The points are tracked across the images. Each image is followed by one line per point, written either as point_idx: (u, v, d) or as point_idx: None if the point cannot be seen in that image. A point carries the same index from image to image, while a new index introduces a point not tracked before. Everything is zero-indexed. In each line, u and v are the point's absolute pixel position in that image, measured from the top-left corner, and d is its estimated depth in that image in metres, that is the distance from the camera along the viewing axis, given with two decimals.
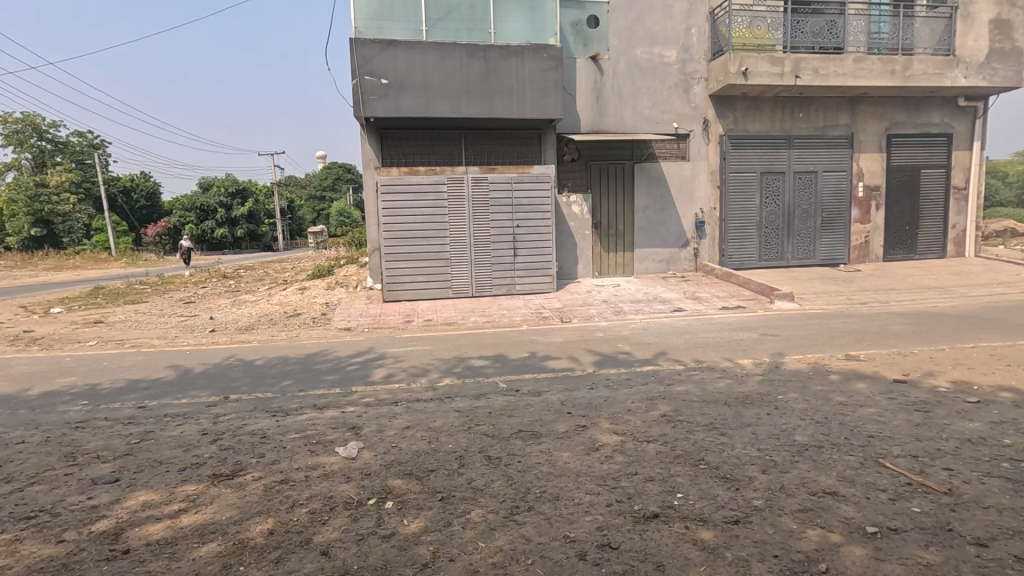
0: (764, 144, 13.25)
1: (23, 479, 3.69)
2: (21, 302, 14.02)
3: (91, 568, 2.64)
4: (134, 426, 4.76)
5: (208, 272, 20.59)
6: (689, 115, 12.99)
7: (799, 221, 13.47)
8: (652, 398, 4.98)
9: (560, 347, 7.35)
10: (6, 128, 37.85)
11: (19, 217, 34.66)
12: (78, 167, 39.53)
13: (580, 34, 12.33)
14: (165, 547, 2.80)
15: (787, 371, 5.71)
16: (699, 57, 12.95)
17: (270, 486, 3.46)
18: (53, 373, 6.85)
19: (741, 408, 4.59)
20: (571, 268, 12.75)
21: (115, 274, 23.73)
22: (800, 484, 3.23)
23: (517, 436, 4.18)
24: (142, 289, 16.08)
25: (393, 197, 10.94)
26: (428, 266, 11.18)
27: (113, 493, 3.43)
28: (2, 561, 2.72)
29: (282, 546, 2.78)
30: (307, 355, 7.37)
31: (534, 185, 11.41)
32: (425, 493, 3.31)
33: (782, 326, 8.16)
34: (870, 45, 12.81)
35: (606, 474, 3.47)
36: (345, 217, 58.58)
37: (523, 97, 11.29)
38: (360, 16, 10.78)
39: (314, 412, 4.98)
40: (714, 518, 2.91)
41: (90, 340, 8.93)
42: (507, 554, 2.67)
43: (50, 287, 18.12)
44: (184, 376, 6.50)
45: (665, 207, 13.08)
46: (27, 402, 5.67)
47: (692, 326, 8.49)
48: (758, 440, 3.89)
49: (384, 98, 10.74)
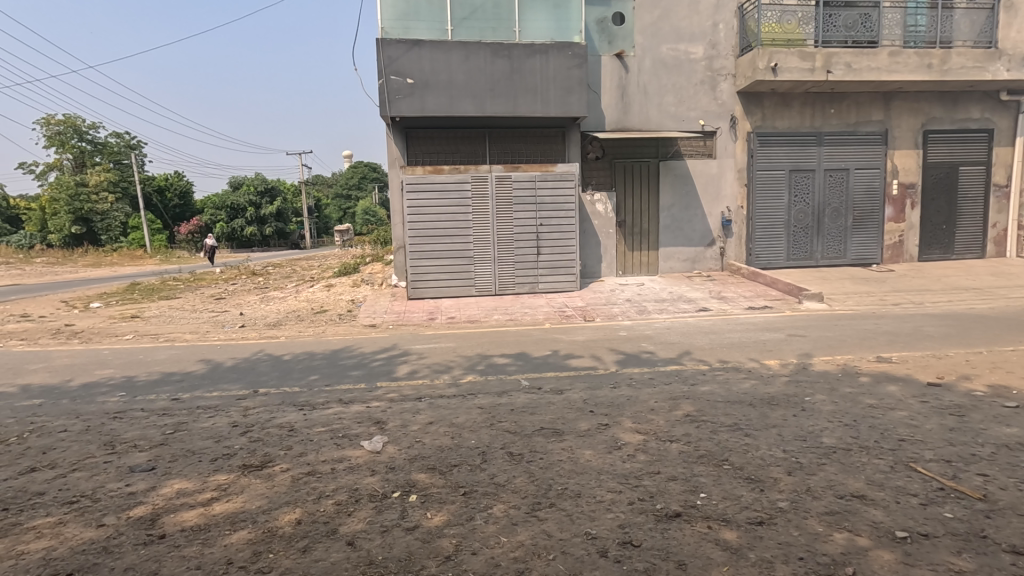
0: (794, 141, 12.98)
1: (65, 465, 3.86)
2: (62, 298, 14.55)
3: (129, 551, 2.75)
4: (168, 417, 4.93)
5: (238, 269, 21.25)
6: (716, 112, 12.81)
7: (829, 219, 13.15)
8: (675, 398, 4.95)
9: (582, 346, 7.33)
10: (50, 130, 39.36)
11: (60, 215, 35.98)
12: (115, 167, 40.83)
13: (605, 32, 12.25)
14: (199, 534, 2.90)
15: (815, 373, 5.60)
16: (727, 53, 12.75)
17: (298, 477, 3.55)
18: (92, 365, 7.12)
19: (767, 410, 4.53)
20: (594, 267, 12.71)
21: (149, 270, 24.58)
22: (827, 487, 3.18)
23: (538, 434, 4.19)
24: (174, 285, 16.55)
25: (417, 196, 11.06)
26: (452, 264, 11.26)
27: (149, 480, 3.56)
28: (47, 542, 2.85)
29: (309, 536, 2.85)
30: (333, 351, 7.53)
31: (557, 183, 11.39)
32: (448, 488, 3.35)
33: (811, 327, 8.00)
34: (906, 38, 12.45)
35: (628, 473, 3.47)
36: (371, 216, 59.82)
37: (548, 95, 11.28)
38: (386, 16, 10.91)
39: (340, 406, 5.09)
40: (737, 519, 2.88)
41: (127, 334, 9.23)
42: (528, 548, 2.70)
43: (89, 283, 18.86)
44: (215, 370, 6.70)
45: (691, 206, 12.93)
46: (68, 393, 5.91)
47: (717, 326, 8.39)
48: (784, 442, 3.84)
49: (409, 98, 10.86)
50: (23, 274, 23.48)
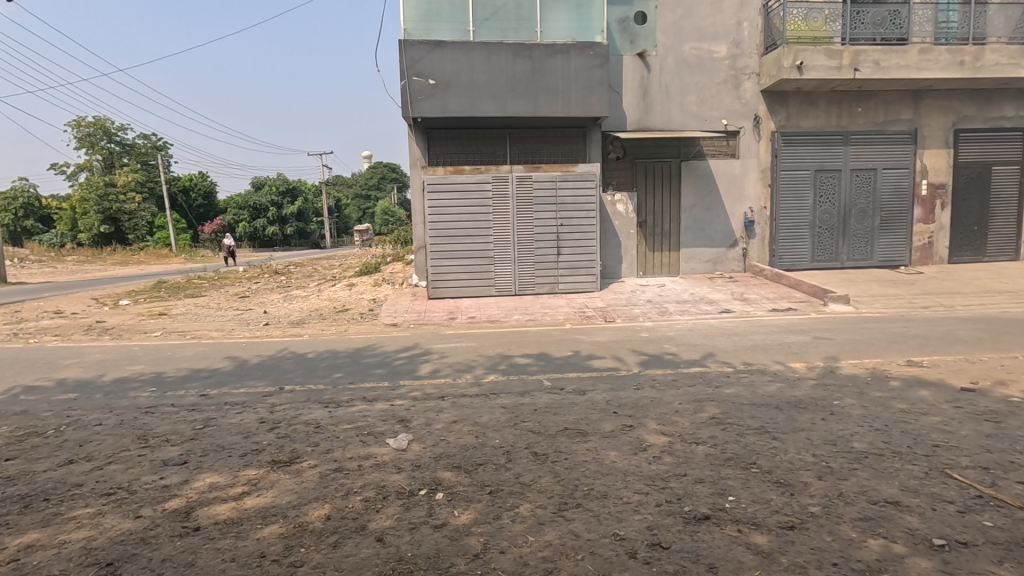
0: (819, 141, 12.76)
1: (101, 458, 3.96)
2: (92, 295, 14.94)
3: (166, 542, 2.82)
4: (198, 412, 5.04)
5: (262, 267, 21.63)
6: (740, 112, 12.66)
7: (855, 220, 12.89)
8: (700, 400, 4.90)
9: (604, 347, 7.31)
10: (80, 132, 40.43)
11: (90, 214, 36.94)
12: (143, 167, 41.79)
13: (627, 31, 12.19)
14: (232, 527, 2.96)
15: (843, 376, 5.50)
16: (751, 51, 12.59)
17: (326, 473, 3.61)
18: (123, 361, 7.31)
19: (794, 413, 4.47)
20: (615, 267, 12.66)
21: (175, 268, 25.12)
22: (860, 492, 3.12)
23: (562, 434, 4.19)
24: (200, 283, 16.89)
25: (439, 196, 11.13)
26: (472, 264, 11.31)
27: (182, 474, 3.64)
28: (88, 532, 2.94)
29: (339, 531, 2.90)
30: (355, 349, 7.61)
31: (578, 183, 11.36)
32: (474, 486, 3.37)
33: (838, 329, 7.86)
34: (937, 35, 12.15)
35: (655, 475, 3.45)
36: (390, 216, 60.39)
37: (569, 95, 11.25)
38: (409, 18, 11.00)
39: (364, 404, 5.15)
40: (767, 523, 2.85)
41: (155, 331, 9.45)
42: (557, 548, 2.70)
43: (118, 281, 19.35)
44: (241, 367, 6.82)
45: (713, 206, 12.79)
46: (101, 387, 6.08)
47: (741, 327, 8.29)
48: (813, 446, 3.78)
49: (431, 98, 10.94)
50: (55, 272, 24.15)
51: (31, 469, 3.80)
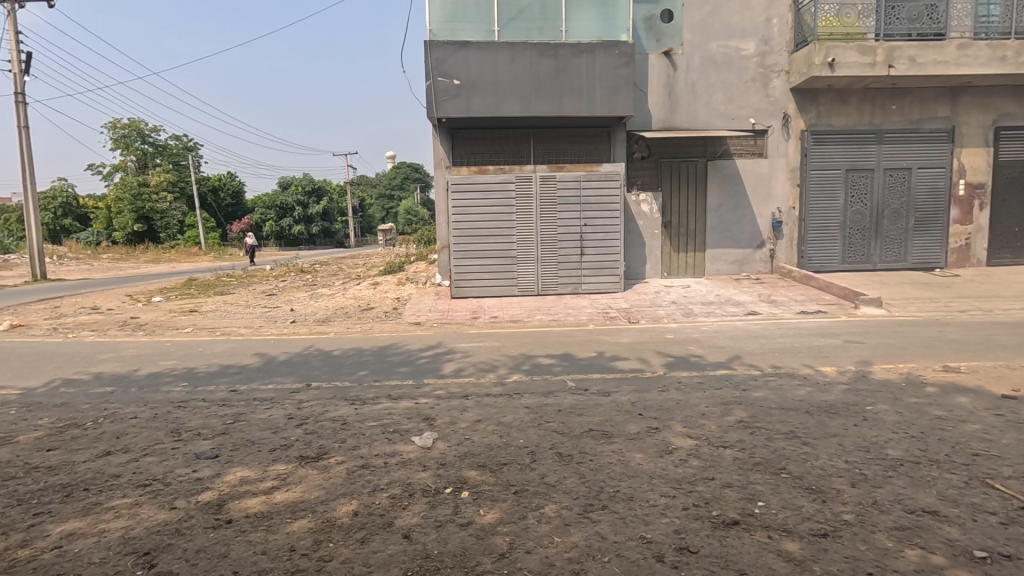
0: (851, 140, 12.45)
1: (137, 450, 4.08)
2: (127, 291, 15.39)
3: (201, 534, 2.90)
4: (228, 407, 5.16)
5: (288, 265, 21.99)
6: (768, 110, 12.44)
7: (888, 221, 12.54)
8: (727, 403, 4.83)
9: (628, 348, 7.25)
10: (116, 133, 41.61)
11: (124, 213, 38.03)
12: (174, 167, 42.91)
13: (653, 29, 12.08)
14: (263, 520, 3.02)
15: (876, 381, 5.36)
16: (780, 49, 12.35)
17: (353, 469, 3.65)
18: (157, 356, 7.52)
19: (825, 418, 4.37)
20: (639, 268, 12.56)
21: (204, 266, 25.71)
22: (896, 500, 3.04)
23: (587, 435, 4.17)
24: (228, 281, 17.28)
25: (462, 196, 11.18)
26: (495, 264, 11.33)
27: (214, 467, 3.73)
28: (126, 521, 3.03)
29: (367, 527, 2.93)
30: (380, 348, 7.69)
31: (603, 183, 11.29)
32: (499, 486, 3.38)
33: (870, 333, 7.67)
34: (977, 29, 11.74)
35: (681, 478, 3.41)
36: (413, 216, 60.96)
37: (594, 95, 11.19)
38: (435, 19, 11.08)
39: (389, 401, 5.20)
40: (799, 530, 2.79)
41: (186, 327, 9.69)
42: (583, 550, 2.69)
43: (150, 278, 19.88)
44: (269, 364, 6.96)
45: (739, 207, 12.60)
46: (135, 381, 6.26)
47: (768, 330, 8.13)
48: (845, 452, 3.69)
49: (456, 99, 11.00)
50: (91, 269, 24.96)
51: (71, 459, 3.93)
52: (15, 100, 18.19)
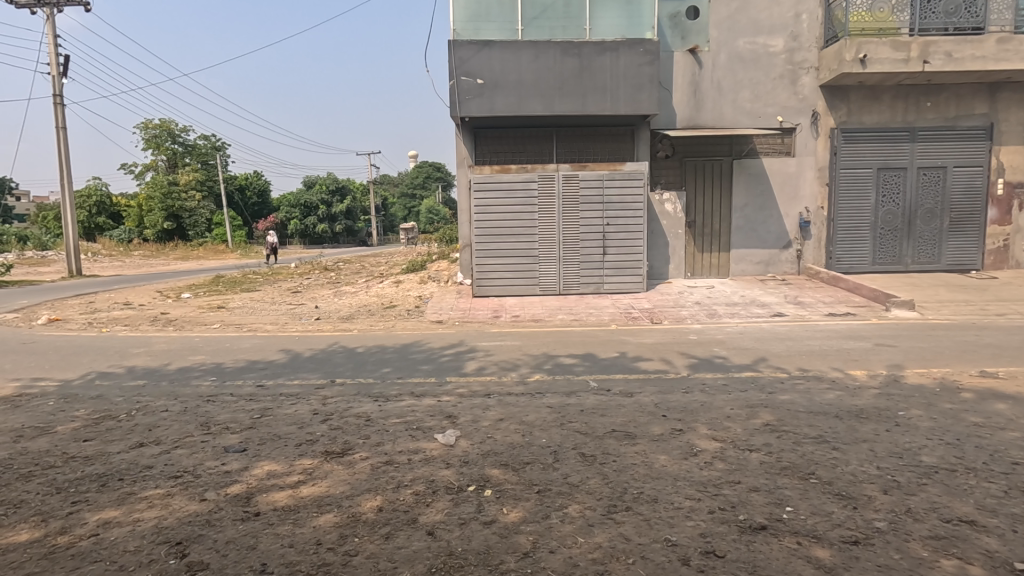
0: (883, 138, 12.13)
1: (168, 442, 4.19)
2: (157, 287, 15.80)
3: (230, 525, 2.96)
4: (255, 402, 5.25)
5: (312, 264, 22.35)
6: (797, 108, 12.20)
7: (921, 221, 12.18)
8: (753, 406, 4.75)
9: (651, 348, 7.19)
10: (147, 133, 42.64)
11: (154, 212, 39.08)
12: (203, 167, 43.90)
13: (679, 26, 11.93)
14: (290, 514, 3.07)
15: (909, 386, 5.21)
16: (810, 45, 12.09)
17: (377, 466, 3.69)
18: (186, 351, 7.70)
19: (855, 423, 4.27)
20: (662, 268, 12.43)
21: (230, 264, 26.26)
22: (930, 509, 2.95)
23: (610, 436, 4.15)
24: (254, 278, 17.62)
25: (485, 194, 11.21)
26: (517, 263, 11.33)
27: (242, 461, 3.81)
28: (158, 511, 3.12)
29: (391, 523, 2.96)
30: (403, 345, 7.76)
31: (626, 182, 11.20)
32: (522, 485, 3.38)
33: (902, 336, 7.46)
34: (1018, 23, 11.34)
35: (706, 481, 3.36)
36: (434, 215, 61.38)
37: (617, 93, 11.09)
38: (459, 18, 11.15)
39: (412, 398, 5.25)
40: (829, 536, 2.73)
41: (214, 323, 9.92)
42: (607, 551, 2.67)
43: (179, 275, 20.37)
44: (295, 360, 7.08)
45: (765, 206, 12.38)
46: (166, 375, 6.43)
47: (795, 332, 7.98)
48: (877, 458, 3.60)
49: (479, 98, 11.03)
50: (124, 265, 25.70)
51: (107, 450, 4.05)
52: (53, 102, 18.81)
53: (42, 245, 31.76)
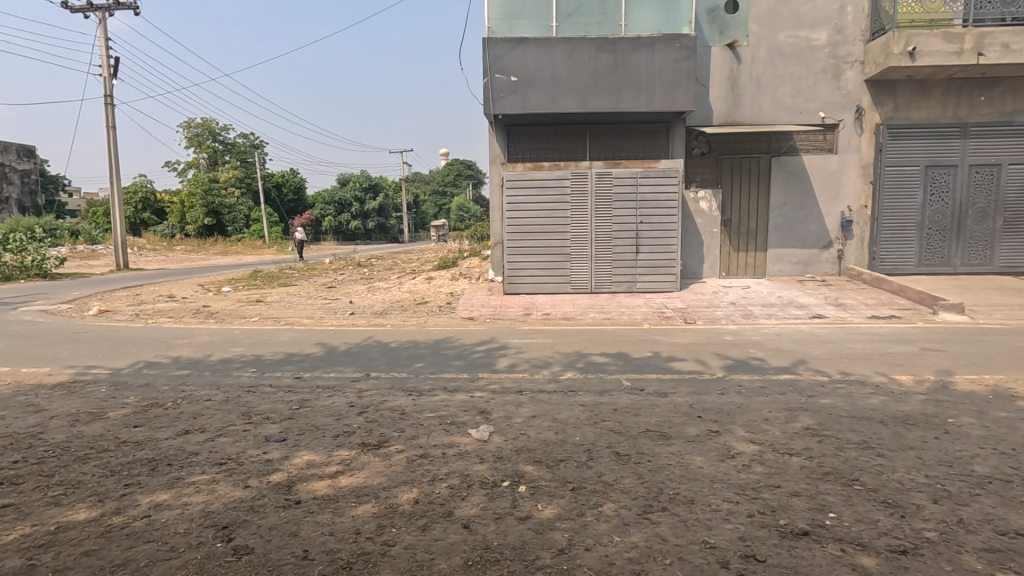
0: (932, 134, 11.64)
1: (212, 430, 4.34)
2: (199, 281, 16.32)
3: (273, 512, 3.05)
4: (294, 393, 5.39)
5: (345, 259, 22.77)
6: (840, 103, 11.83)
7: (972, 221, 11.66)
8: (793, 409, 4.63)
9: (685, 348, 7.09)
10: (190, 132, 44.04)
11: (195, 208, 40.58)
12: (242, 165, 45.18)
13: (717, 21, 11.69)
14: (330, 502, 3.15)
15: (959, 393, 4.99)
16: (855, 38, 11.69)
17: (412, 459, 3.74)
18: (227, 343, 7.96)
19: (901, 429, 4.12)
20: (696, 268, 12.23)
21: (266, 259, 27.01)
22: (985, 521, 2.83)
23: (644, 435, 4.11)
24: (291, 273, 18.05)
25: (517, 192, 11.23)
26: (549, 261, 11.31)
27: (283, 450, 3.91)
28: (205, 496, 3.23)
29: (427, 516, 3.00)
30: (435, 341, 7.85)
31: (660, 179, 11.04)
32: (556, 482, 3.38)
33: (950, 341, 7.16)
34: None
35: (745, 484, 3.30)
36: (464, 212, 61.80)
37: (653, 89, 10.94)
38: (494, 16, 11.19)
39: (445, 393, 5.30)
40: (875, 545, 2.65)
41: (253, 316, 10.22)
42: (643, 551, 2.65)
43: (219, 269, 21.04)
44: (331, 353, 7.23)
45: (805, 205, 12.05)
46: (209, 366, 6.67)
47: (835, 334, 7.74)
48: (926, 466, 3.47)
49: (512, 95, 11.04)
50: (167, 260, 26.75)
51: (155, 436, 4.22)
52: (105, 102, 19.64)
53: (91, 239, 33.19)
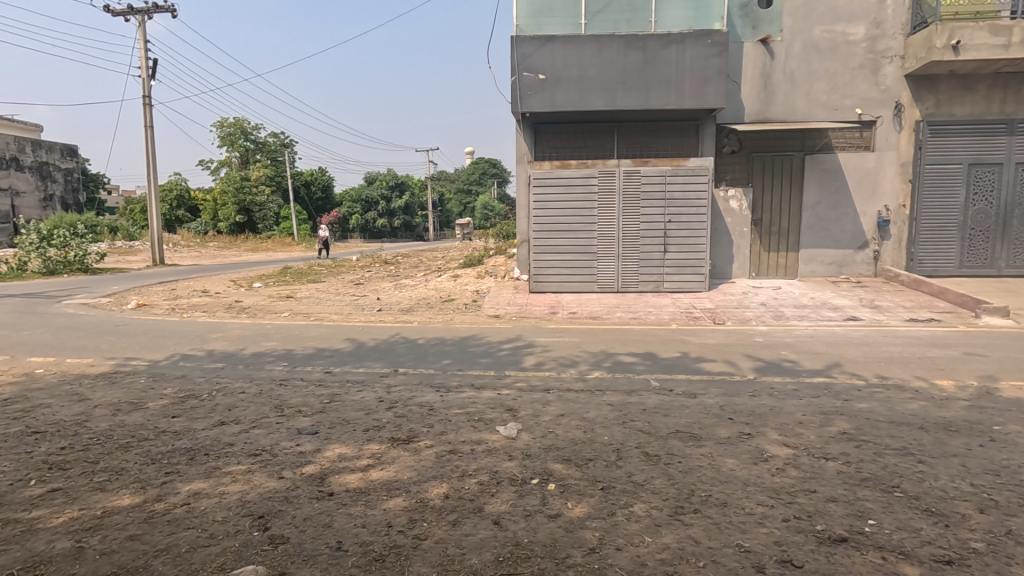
0: (976, 131, 11.21)
1: (247, 422, 4.44)
2: (231, 277, 16.69)
3: (307, 503, 3.11)
4: (324, 388, 5.48)
5: (373, 257, 23.05)
6: (878, 99, 11.49)
7: (1018, 222, 11.22)
8: (828, 413, 4.51)
9: (715, 349, 6.97)
10: (223, 132, 45.15)
11: (228, 205, 41.58)
12: (272, 164, 46.15)
13: (750, 16, 11.46)
14: (361, 495, 3.20)
15: (1005, 400, 4.80)
16: (895, 31, 11.33)
17: (441, 454, 3.77)
18: (259, 337, 8.14)
19: (944, 436, 3.98)
20: (725, 267, 12.03)
21: (296, 255, 27.57)
22: None
23: (674, 436, 4.06)
24: (319, 270, 18.37)
25: (544, 190, 11.21)
26: (575, 259, 11.27)
27: (315, 443, 3.98)
28: (242, 485, 3.31)
29: (458, 511, 3.02)
30: (462, 338, 7.89)
31: (690, 177, 10.89)
32: (586, 481, 3.36)
33: (994, 345, 6.88)
34: None
35: (779, 488, 3.23)
36: (489, 211, 62.08)
37: (682, 86, 10.79)
38: (523, 14, 11.19)
39: (473, 390, 5.32)
40: (918, 554, 2.57)
41: (283, 312, 10.43)
42: (676, 552, 2.62)
43: (251, 265, 21.56)
44: (359, 348, 7.33)
45: (840, 204, 11.73)
46: (242, 359, 6.83)
47: (872, 337, 7.52)
48: (970, 474, 3.35)
49: (540, 93, 11.02)
50: (200, 255, 27.57)
51: (192, 426, 4.34)
52: (144, 102, 20.27)
53: (130, 236, 34.34)
